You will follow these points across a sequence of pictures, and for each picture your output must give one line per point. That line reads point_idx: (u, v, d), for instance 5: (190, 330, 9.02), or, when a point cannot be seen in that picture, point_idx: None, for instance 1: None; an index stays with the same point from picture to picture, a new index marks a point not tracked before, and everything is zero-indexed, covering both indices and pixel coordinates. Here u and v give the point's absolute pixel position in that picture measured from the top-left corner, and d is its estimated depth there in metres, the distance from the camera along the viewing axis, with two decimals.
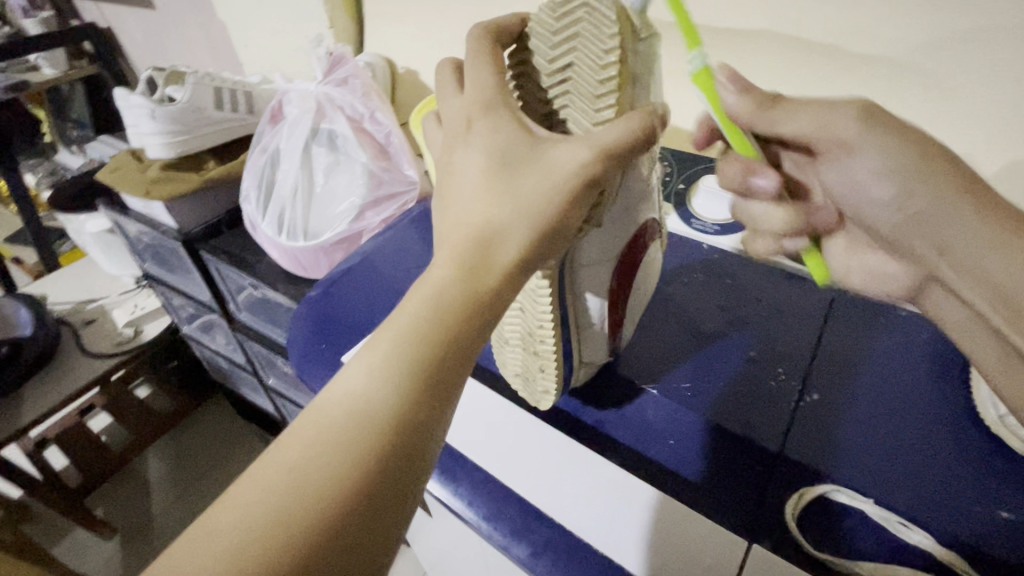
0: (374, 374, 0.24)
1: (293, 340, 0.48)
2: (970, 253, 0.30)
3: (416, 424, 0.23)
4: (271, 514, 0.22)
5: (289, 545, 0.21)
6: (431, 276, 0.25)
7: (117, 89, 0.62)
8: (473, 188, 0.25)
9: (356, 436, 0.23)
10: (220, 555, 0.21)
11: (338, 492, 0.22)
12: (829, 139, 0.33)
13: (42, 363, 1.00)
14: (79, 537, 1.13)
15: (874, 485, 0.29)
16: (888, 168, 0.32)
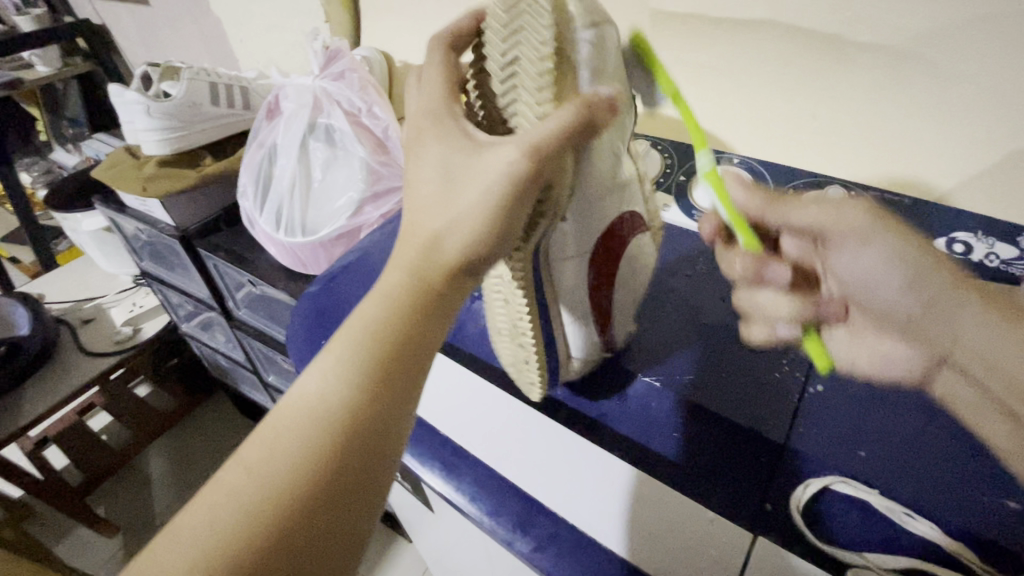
0: (335, 372, 0.26)
1: (291, 335, 0.49)
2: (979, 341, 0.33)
3: (375, 416, 0.26)
4: (244, 508, 0.24)
5: (250, 538, 0.23)
6: (387, 283, 0.27)
7: (111, 85, 0.61)
8: (428, 199, 0.26)
9: (316, 434, 0.25)
10: (189, 548, 0.23)
11: (297, 488, 0.24)
12: (842, 231, 0.40)
13: (41, 363, 0.99)
14: (80, 535, 1.13)
15: (876, 475, 0.28)
16: (897, 259, 0.37)
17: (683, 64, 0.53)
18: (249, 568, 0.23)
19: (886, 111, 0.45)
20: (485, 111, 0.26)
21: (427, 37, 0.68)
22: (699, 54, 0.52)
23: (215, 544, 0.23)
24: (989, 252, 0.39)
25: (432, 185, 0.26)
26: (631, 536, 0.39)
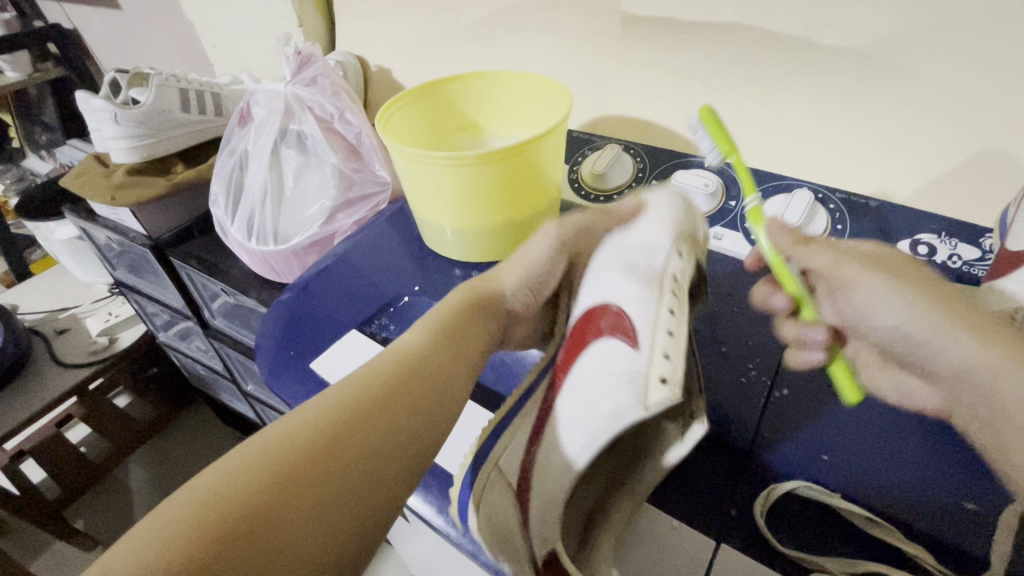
0: (415, 334, 0.36)
1: (259, 346, 0.46)
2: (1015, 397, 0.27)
3: (439, 368, 0.35)
4: (314, 422, 0.30)
5: (337, 426, 0.30)
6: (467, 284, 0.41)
7: (78, 92, 0.60)
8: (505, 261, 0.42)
9: (400, 368, 0.34)
10: (292, 425, 0.30)
11: (376, 401, 0.32)
12: (828, 278, 0.35)
13: (13, 374, 0.97)
14: (57, 551, 1.11)
15: (839, 477, 0.30)
16: (893, 298, 0.32)
17: (654, 68, 0.53)
18: (332, 447, 0.30)
19: (854, 114, 0.46)
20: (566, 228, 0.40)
21: (402, 41, 0.67)
22: (671, 58, 0.52)
23: (286, 443, 0.29)
24: (951, 253, 0.40)
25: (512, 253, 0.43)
26: None
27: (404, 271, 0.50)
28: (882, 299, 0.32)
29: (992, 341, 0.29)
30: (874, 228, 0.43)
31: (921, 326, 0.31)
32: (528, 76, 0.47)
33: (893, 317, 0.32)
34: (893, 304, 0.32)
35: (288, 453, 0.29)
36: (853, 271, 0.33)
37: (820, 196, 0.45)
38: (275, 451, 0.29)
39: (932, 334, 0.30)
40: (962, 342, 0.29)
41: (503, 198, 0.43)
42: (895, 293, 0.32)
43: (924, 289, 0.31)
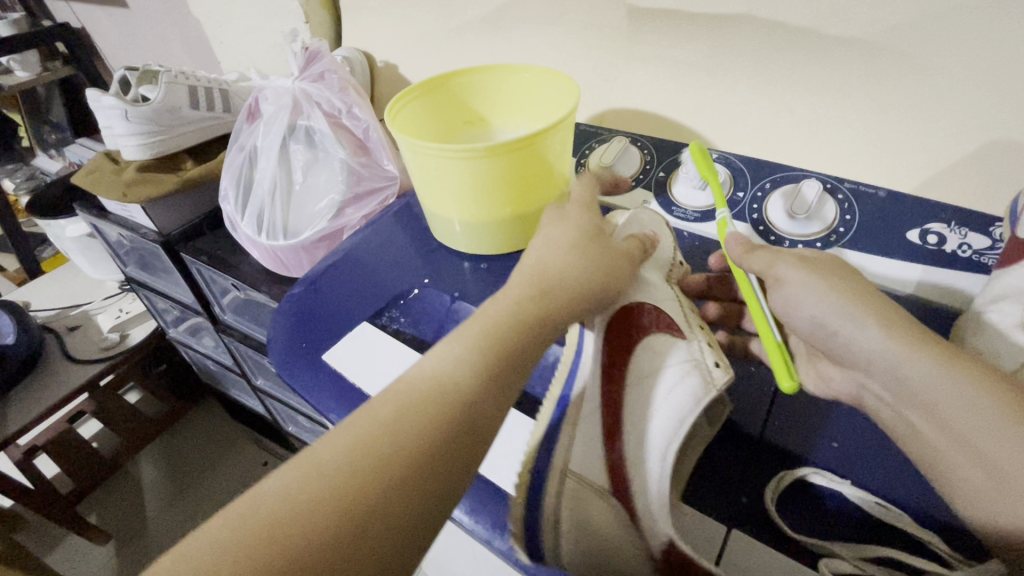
0: (455, 361, 0.29)
1: (272, 340, 0.46)
2: (939, 399, 0.27)
3: (479, 407, 0.28)
4: (326, 477, 0.24)
5: (373, 480, 0.25)
6: (513, 295, 0.33)
7: (88, 90, 0.61)
8: (538, 252, 0.36)
9: (438, 404, 0.28)
10: (314, 484, 0.24)
11: (416, 446, 0.26)
12: (765, 271, 0.35)
13: (27, 371, 0.99)
14: (72, 544, 1.12)
15: (850, 465, 0.30)
16: (821, 291, 0.32)
17: (660, 61, 0.53)
18: (369, 508, 0.24)
19: (862, 104, 0.45)
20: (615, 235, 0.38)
21: (408, 36, 0.67)
22: (678, 50, 0.52)
23: (291, 505, 0.23)
24: (961, 243, 0.40)
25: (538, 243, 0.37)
26: None
27: (412, 264, 0.50)
28: (810, 295, 0.32)
29: (911, 340, 0.28)
30: (883, 218, 0.43)
31: (848, 324, 0.30)
32: (535, 69, 0.47)
33: (822, 315, 0.32)
34: (823, 302, 0.31)
35: (294, 520, 0.23)
36: (787, 269, 0.33)
37: (828, 186, 0.45)
38: (277, 519, 0.23)
39: (855, 331, 0.30)
40: (877, 339, 0.29)
41: (512, 190, 0.43)
42: (823, 290, 0.32)
43: (851, 288, 0.31)
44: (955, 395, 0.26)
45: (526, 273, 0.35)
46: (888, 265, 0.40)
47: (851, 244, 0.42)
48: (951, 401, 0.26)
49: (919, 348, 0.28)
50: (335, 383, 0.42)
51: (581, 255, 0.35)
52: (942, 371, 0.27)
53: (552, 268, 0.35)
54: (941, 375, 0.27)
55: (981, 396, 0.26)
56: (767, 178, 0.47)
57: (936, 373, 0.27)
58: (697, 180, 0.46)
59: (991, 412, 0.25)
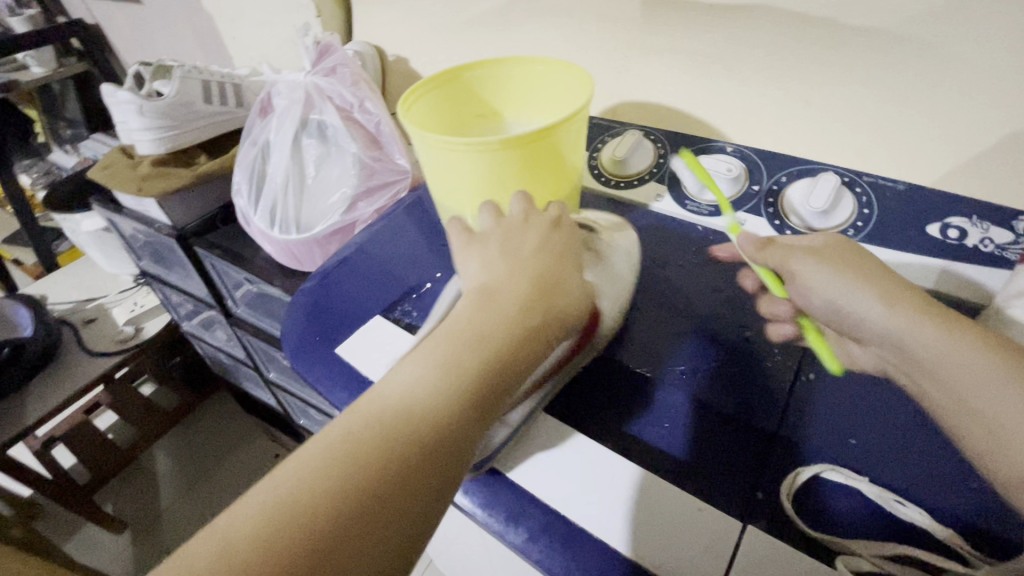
0: (446, 363, 0.28)
1: (286, 333, 0.47)
2: (953, 372, 0.28)
3: (451, 429, 0.27)
4: (283, 505, 0.24)
5: (356, 484, 0.25)
6: (505, 295, 0.32)
7: (104, 85, 0.61)
8: (498, 258, 0.35)
9: (429, 407, 0.27)
10: (301, 483, 0.24)
11: (402, 451, 0.26)
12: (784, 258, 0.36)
13: (45, 362, 1.00)
14: (89, 533, 1.14)
15: (868, 461, 0.30)
16: (837, 278, 0.33)
17: (675, 53, 0.52)
18: (351, 510, 0.24)
19: (882, 95, 0.44)
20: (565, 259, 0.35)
21: (420, 29, 0.67)
22: (693, 42, 0.51)
23: (247, 537, 0.23)
24: (982, 237, 0.39)
25: (492, 248, 0.36)
26: None
27: (424, 259, 0.50)
28: (825, 276, 0.33)
29: (925, 314, 0.30)
30: (902, 212, 0.42)
31: (861, 298, 0.31)
32: (549, 61, 0.47)
33: (840, 292, 0.32)
34: (837, 282, 0.32)
35: (252, 548, 0.22)
36: (801, 258, 0.35)
37: (846, 179, 0.44)
38: (231, 549, 0.22)
39: (864, 304, 0.31)
40: (890, 309, 0.30)
41: (525, 183, 0.43)
42: (835, 270, 0.33)
43: (865, 268, 0.32)
44: (965, 363, 0.28)
45: (506, 278, 0.33)
46: (908, 259, 0.40)
47: (870, 238, 0.41)
48: (964, 372, 0.28)
49: (936, 323, 0.29)
50: (348, 376, 0.42)
51: (563, 264, 0.35)
52: (956, 341, 0.28)
53: (533, 279, 0.33)
54: (959, 346, 0.28)
55: (997, 363, 0.27)
56: (783, 171, 0.46)
57: (947, 339, 0.28)
58: (712, 173, 0.46)
59: (1003, 376, 0.26)
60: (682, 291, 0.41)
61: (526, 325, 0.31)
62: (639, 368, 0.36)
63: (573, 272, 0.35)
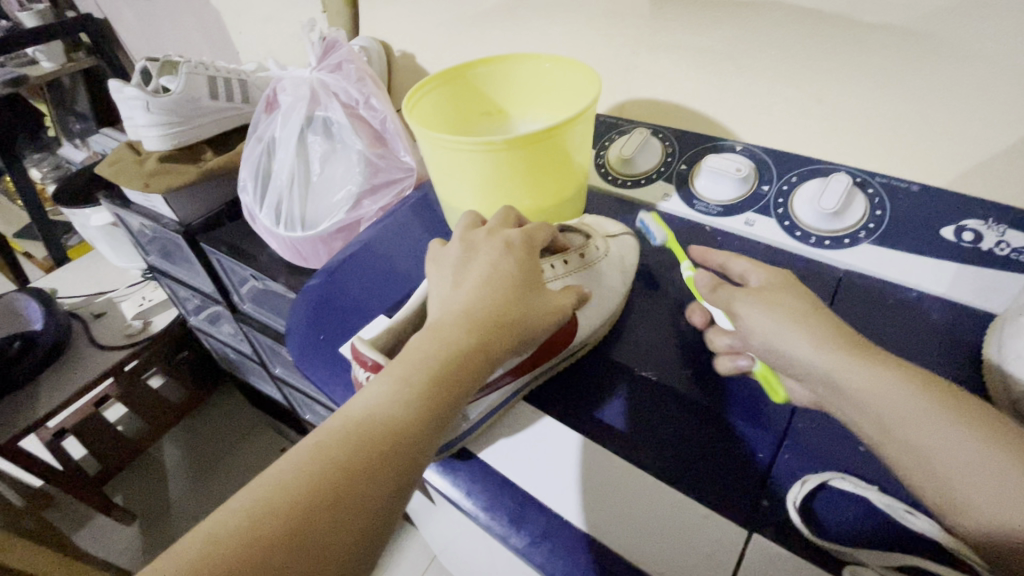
0: (388, 395, 0.28)
1: (291, 329, 0.47)
2: (915, 424, 0.26)
3: (413, 437, 0.27)
4: (248, 518, 0.23)
5: (283, 523, 0.23)
6: (452, 322, 0.31)
7: (111, 80, 0.61)
8: (451, 292, 0.33)
9: (368, 441, 0.26)
10: (228, 524, 0.23)
11: (336, 487, 0.25)
12: (732, 300, 0.32)
13: (55, 355, 1.02)
14: (99, 523, 1.16)
15: (876, 471, 0.29)
16: (788, 327, 0.30)
17: (684, 49, 0.52)
18: (275, 553, 0.22)
19: (898, 93, 0.44)
20: (531, 271, 0.34)
21: (427, 25, 0.67)
22: (702, 38, 0.50)
23: (211, 551, 0.22)
24: (998, 240, 0.38)
25: (447, 281, 0.34)
26: None
27: (428, 258, 0.50)
28: (765, 316, 0.30)
29: (862, 356, 0.28)
30: (916, 213, 0.41)
31: (802, 342, 0.29)
32: (555, 59, 0.47)
33: (782, 334, 0.30)
34: (778, 325, 0.30)
35: (215, 562, 0.22)
36: (742, 296, 0.32)
37: (859, 179, 0.44)
38: (194, 565, 0.22)
39: (804, 347, 0.29)
40: (826, 353, 0.28)
41: (531, 183, 0.43)
42: (774, 311, 0.30)
43: (800, 309, 0.30)
44: (903, 404, 0.26)
45: (456, 304, 0.32)
46: (922, 262, 0.39)
47: (882, 240, 0.40)
48: (907, 419, 0.26)
49: (875, 365, 0.27)
50: (352, 376, 0.42)
51: (514, 296, 0.32)
52: (894, 383, 0.27)
53: (483, 299, 0.31)
54: (909, 394, 0.26)
55: (933, 405, 0.26)
56: (795, 170, 0.45)
57: (884, 380, 0.27)
58: (721, 173, 0.45)
59: (942, 418, 0.25)
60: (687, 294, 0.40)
61: (474, 352, 0.30)
62: (643, 372, 0.36)
63: (528, 303, 0.32)
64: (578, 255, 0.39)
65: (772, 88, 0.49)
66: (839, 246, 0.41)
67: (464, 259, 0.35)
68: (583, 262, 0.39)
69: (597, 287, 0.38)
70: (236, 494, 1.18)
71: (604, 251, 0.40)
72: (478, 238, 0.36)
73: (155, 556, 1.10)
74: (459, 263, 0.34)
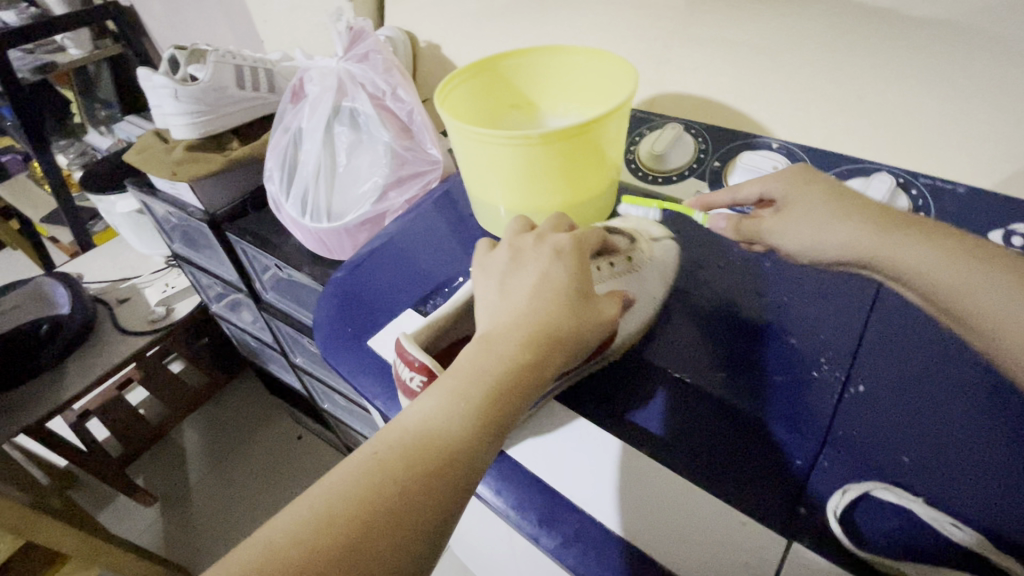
0: (442, 408, 0.27)
1: (318, 322, 0.47)
2: (915, 265, 0.34)
3: (467, 455, 0.27)
4: (312, 526, 0.23)
5: (343, 534, 0.23)
6: (506, 335, 0.30)
7: (140, 69, 0.62)
8: (503, 301, 0.33)
9: (424, 454, 0.26)
10: (291, 532, 0.23)
11: (394, 497, 0.25)
12: (768, 219, 0.40)
13: (81, 338, 1.03)
14: (121, 504, 1.18)
15: (921, 480, 0.28)
16: (813, 221, 0.38)
17: (721, 42, 0.50)
18: (337, 563, 0.23)
19: (943, 91, 0.42)
20: (582, 277, 0.33)
21: (454, 15, 0.66)
22: (739, 32, 0.49)
23: (272, 560, 0.22)
24: None
25: (497, 289, 0.34)
26: None
27: (454, 254, 0.49)
28: (800, 228, 0.39)
29: (886, 231, 0.36)
30: (962, 216, 0.40)
31: (837, 239, 0.37)
32: (589, 51, 0.46)
33: (820, 234, 0.38)
34: (810, 226, 0.38)
35: (275, 572, 0.22)
36: (766, 220, 0.41)
37: (901, 180, 0.42)
38: (270, 569, 0.22)
39: (843, 243, 0.37)
40: (857, 237, 0.36)
41: (562, 179, 0.42)
42: (805, 222, 0.39)
43: (827, 207, 0.38)
44: (927, 261, 0.34)
45: (509, 317, 0.31)
46: None
47: None
48: (927, 268, 0.34)
49: (906, 237, 0.35)
50: (379, 368, 0.42)
51: (564, 307, 0.31)
52: (913, 245, 0.35)
53: (532, 310, 0.31)
54: (910, 244, 0.35)
55: (945, 253, 0.33)
56: (835, 169, 0.44)
57: (906, 246, 0.35)
58: (758, 171, 0.44)
59: (957, 259, 0.33)
60: (723, 293, 0.39)
61: (525, 370, 0.29)
62: (676, 373, 0.35)
63: (578, 315, 0.32)
64: (625, 259, 0.40)
65: (810, 85, 0.47)
66: None
67: (512, 263, 0.34)
68: (629, 265, 0.39)
69: (640, 290, 0.38)
70: (253, 479, 1.20)
71: (649, 254, 0.41)
72: (525, 242, 0.35)
73: (175, 539, 1.12)
74: (508, 271, 0.34)
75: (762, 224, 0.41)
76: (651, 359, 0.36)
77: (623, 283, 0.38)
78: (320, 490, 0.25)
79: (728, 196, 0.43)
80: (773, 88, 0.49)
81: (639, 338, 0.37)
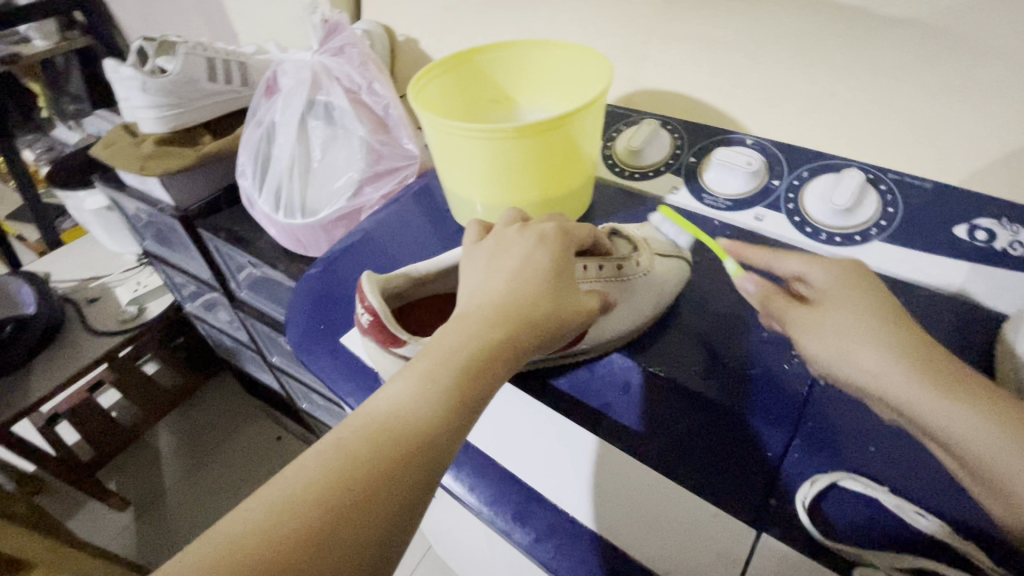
0: (413, 388, 0.27)
1: (291, 319, 0.46)
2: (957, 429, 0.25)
3: (438, 434, 0.26)
4: (277, 509, 0.23)
5: (312, 515, 0.23)
6: (481, 315, 0.30)
7: (106, 61, 0.60)
8: (479, 283, 0.33)
9: (395, 434, 0.26)
10: (255, 516, 0.23)
11: (362, 479, 0.24)
12: (803, 316, 0.31)
13: (48, 339, 1.00)
14: (92, 509, 1.15)
15: (890, 471, 0.28)
16: (855, 336, 0.29)
17: (698, 39, 0.51)
18: (304, 546, 0.22)
19: (911, 89, 0.43)
20: (564, 269, 0.33)
21: (433, 10, 0.66)
22: (715, 30, 0.50)
23: (237, 546, 0.22)
24: (1012, 240, 0.38)
25: (476, 274, 0.33)
26: (617, 524, 0.36)
27: (430, 249, 0.49)
28: (832, 338, 0.30)
29: (938, 381, 0.26)
30: (929, 213, 0.40)
31: (863, 361, 0.28)
32: (566, 46, 0.46)
33: (850, 354, 0.29)
34: (843, 342, 0.29)
35: (235, 557, 0.21)
36: (795, 311, 0.32)
37: (871, 176, 0.43)
38: (234, 550, 0.21)
39: (873, 368, 0.28)
40: (899, 373, 0.27)
41: (538, 174, 0.42)
42: (855, 335, 0.29)
43: (869, 327, 0.29)
44: (977, 430, 0.24)
45: (487, 300, 0.31)
46: (934, 262, 0.38)
47: (894, 239, 0.40)
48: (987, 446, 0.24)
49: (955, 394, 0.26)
50: (353, 367, 0.42)
51: (543, 290, 0.32)
52: (964, 408, 0.25)
53: (512, 293, 0.31)
54: (963, 411, 0.25)
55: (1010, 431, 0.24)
56: (808, 167, 0.44)
57: (957, 410, 0.25)
58: (731, 167, 0.45)
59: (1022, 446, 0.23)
60: (698, 289, 0.40)
61: (500, 342, 0.29)
62: (653, 368, 0.34)
63: (558, 299, 0.32)
64: (614, 265, 0.38)
65: (783, 83, 0.48)
66: (850, 243, 0.40)
67: (495, 248, 0.34)
68: (615, 270, 0.38)
69: (623, 300, 0.37)
70: (231, 482, 1.17)
71: (645, 267, 0.39)
72: (509, 230, 0.35)
73: (149, 544, 1.09)
74: (493, 252, 0.34)
75: (793, 317, 0.32)
76: (627, 355, 0.36)
77: (606, 288, 0.37)
78: (288, 470, 0.24)
79: (765, 257, 0.36)
80: (749, 85, 0.49)
81: (621, 343, 0.36)
